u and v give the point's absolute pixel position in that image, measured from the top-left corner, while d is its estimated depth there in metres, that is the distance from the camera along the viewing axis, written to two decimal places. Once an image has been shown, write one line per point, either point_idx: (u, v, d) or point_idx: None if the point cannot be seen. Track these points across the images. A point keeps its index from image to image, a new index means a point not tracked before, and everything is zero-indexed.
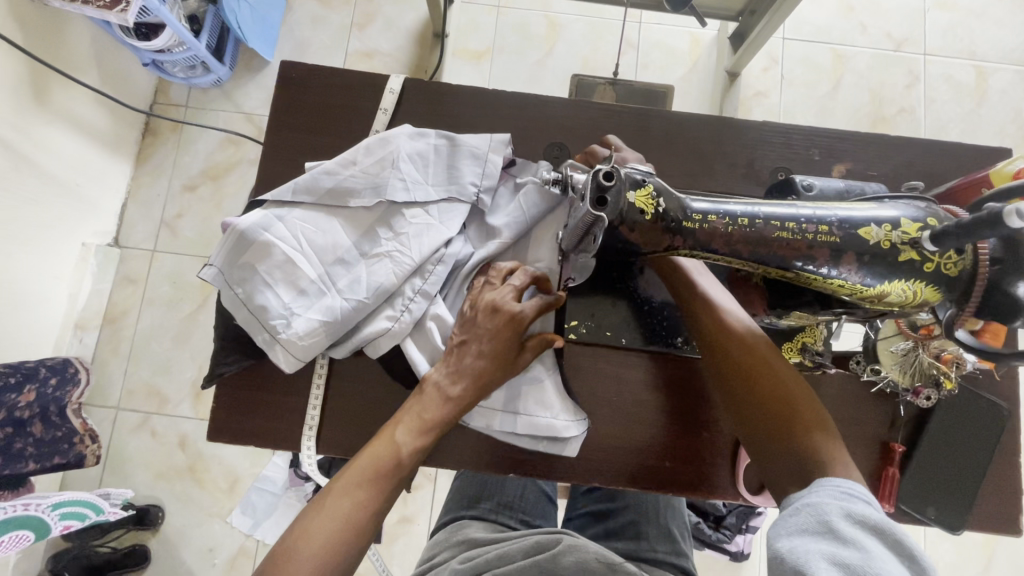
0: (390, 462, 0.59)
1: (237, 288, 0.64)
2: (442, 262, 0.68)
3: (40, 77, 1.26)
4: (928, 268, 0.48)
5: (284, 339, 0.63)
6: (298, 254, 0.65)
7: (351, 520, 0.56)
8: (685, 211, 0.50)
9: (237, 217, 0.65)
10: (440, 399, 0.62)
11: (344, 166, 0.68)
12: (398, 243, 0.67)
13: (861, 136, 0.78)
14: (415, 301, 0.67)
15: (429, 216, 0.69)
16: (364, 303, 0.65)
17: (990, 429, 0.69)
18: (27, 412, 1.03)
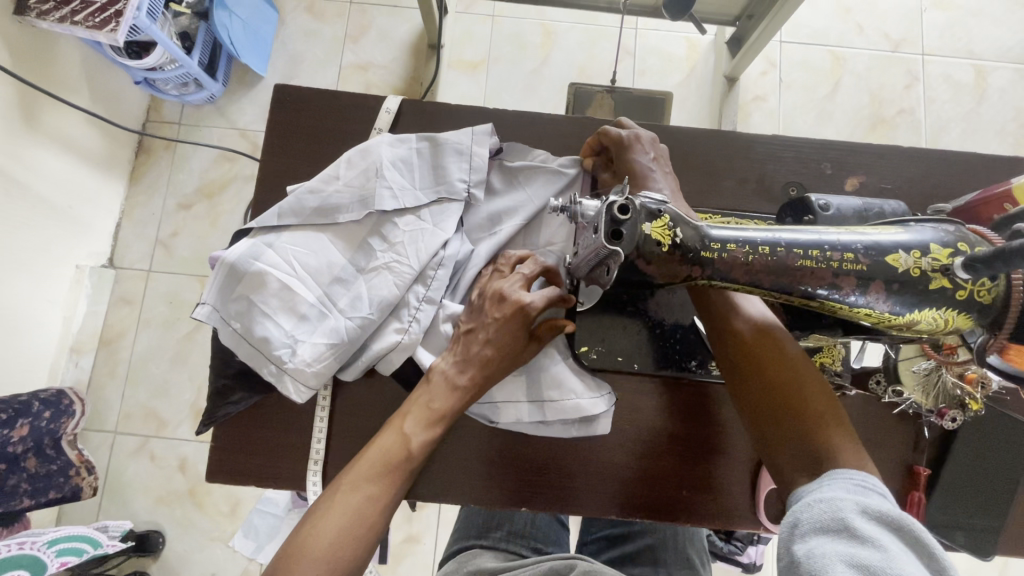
0: (401, 455, 0.57)
1: (235, 324, 0.61)
2: (442, 265, 0.65)
3: (29, 101, 1.24)
4: (961, 296, 0.46)
5: (291, 368, 0.60)
6: (292, 279, 0.62)
7: (364, 517, 0.54)
8: (703, 239, 0.47)
9: (225, 249, 0.62)
10: (447, 389, 0.60)
11: (326, 183, 0.65)
12: (395, 254, 0.64)
13: (873, 147, 0.76)
14: (422, 310, 0.64)
15: (423, 221, 0.66)
16: (369, 319, 0.62)
17: (1016, 449, 0.67)
18: (20, 448, 0.99)
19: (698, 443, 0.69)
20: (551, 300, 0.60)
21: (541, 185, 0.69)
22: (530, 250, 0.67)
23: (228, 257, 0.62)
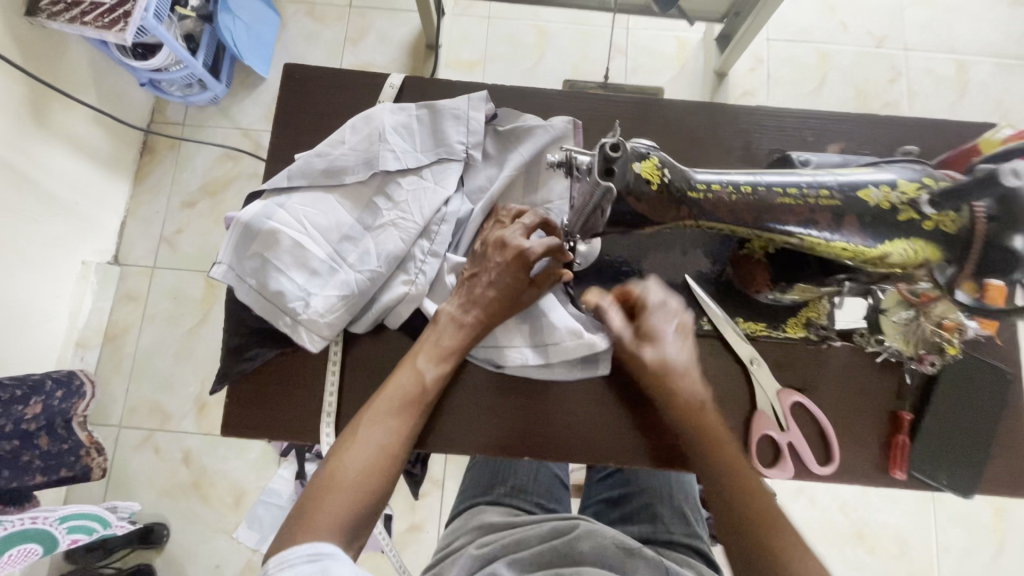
0: (417, 390, 0.62)
1: (251, 280, 0.64)
2: (445, 221, 0.69)
3: (41, 99, 1.27)
4: (925, 227, 0.50)
5: (306, 319, 0.64)
6: (303, 236, 0.65)
7: (388, 447, 0.58)
8: (689, 181, 0.51)
9: (238, 211, 0.66)
10: (454, 328, 0.65)
11: (332, 146, 0.69)
12: (400, 211, 0.68)
13: (852, 118, 0.80)
14: (428, 263, 0.68)
15: (426, 181, 0.70)
16: (377, 272, 0.66)
17: (995, 392, 0.70)
18: (33, 425, 1.02)
19: None
20: (550, 245, 0.64)
21: (530, 142, 0.72)
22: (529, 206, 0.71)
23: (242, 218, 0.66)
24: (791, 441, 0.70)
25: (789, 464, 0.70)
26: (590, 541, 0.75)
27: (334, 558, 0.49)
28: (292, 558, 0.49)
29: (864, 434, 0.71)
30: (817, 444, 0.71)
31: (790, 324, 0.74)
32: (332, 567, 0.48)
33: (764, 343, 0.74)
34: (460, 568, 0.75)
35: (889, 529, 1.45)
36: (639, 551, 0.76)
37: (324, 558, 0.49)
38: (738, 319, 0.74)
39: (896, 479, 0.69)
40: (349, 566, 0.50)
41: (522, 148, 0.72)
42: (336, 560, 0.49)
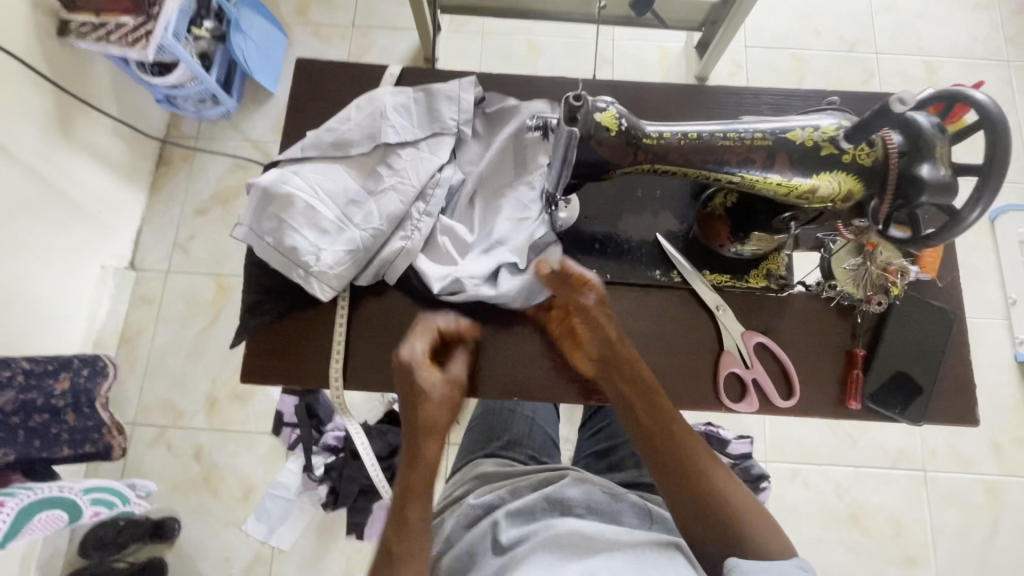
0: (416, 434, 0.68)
1: (269, 238, 0.73)
2: (439, 185, 0.78)
3: (68, 111, 1.35)
4: (845, 160, 0.59)
5: (318, 272, 0.73)
6: (313, 198, 0.74)
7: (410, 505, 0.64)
8: (644, 130, 0.61)
9: (258, 177, 0.75)
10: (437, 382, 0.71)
11: (340, 123, 0.79)
12: (398, 177, 0.77)
13: (806, 98, 0.89)
14: (423, 222, 0.77)
15: (422, 151, 0.79)
16: (380, 230, 0.75)
17: (940, 330, 0.77)
18: (62, 401, 1.10)
19: (664, 338, 0.80)
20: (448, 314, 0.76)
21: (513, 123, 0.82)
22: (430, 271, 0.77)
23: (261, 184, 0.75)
24: (755, 377, 0.78)
25: (754, 398, 0.77)
26: (579, 487, 0.82)
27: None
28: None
29: (822, 372, 0.78)
30: (780, 381, 0.79)
31: (752, 274, 0.81)
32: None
33: (730, 293, 0.81)
34: (458, 515, 0.83)
35: (886, 511, 1.47)
36: (625, 495, 0.83)
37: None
38: (704, 271, 0.81)
39: (851, 409, 0.76)
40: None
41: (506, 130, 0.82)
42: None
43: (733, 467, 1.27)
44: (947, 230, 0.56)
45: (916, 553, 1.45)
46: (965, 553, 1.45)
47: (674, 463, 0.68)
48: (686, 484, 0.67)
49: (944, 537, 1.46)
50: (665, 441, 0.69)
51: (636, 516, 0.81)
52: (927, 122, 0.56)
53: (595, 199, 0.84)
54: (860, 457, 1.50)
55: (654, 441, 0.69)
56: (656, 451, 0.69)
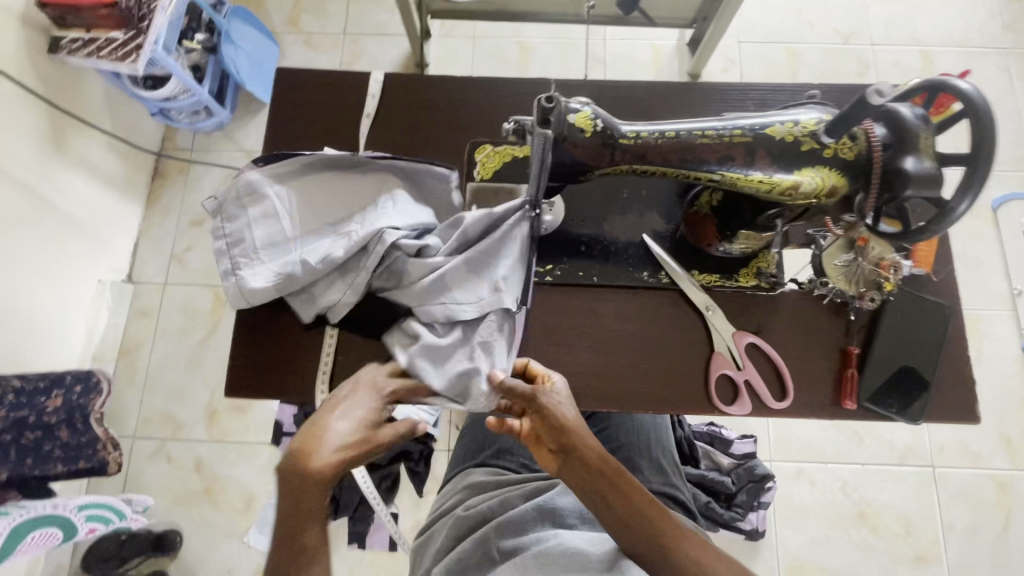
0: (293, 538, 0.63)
1: (226, 225, 0.76)
2: (381, 241, 0.72)
3: (60, 128, 1.33)
4: (827, 155, 0.58)
5: (242, 278, 0.74)
6: (281, 210, 0.76)
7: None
8: (620, 130, 0.60)
9: (255, 166, 0.77)
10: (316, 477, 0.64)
11: (345, 164, 0.79)
12: (357, 229, 0.74)
13: (802, 93, 0.87)
14: (358, 276, 0.74)
15: (387, 207, 0.76)
16: (315, 269, 0.73)
17: (935, 325, 0.75)
18: (54, 418, 1.09)
19: (652, 340, 0.79)
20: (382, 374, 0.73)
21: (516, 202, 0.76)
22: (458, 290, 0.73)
23: (255, 176, 0.77)
24: (747, 378, 0.76)
25: (746, 400, 0.76)
26: (570, 496, 0.81)
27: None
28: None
29: (815, 372, 0.77)
30: (773, 382, 0.77)
31: (743, 273, 0.80)
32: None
33: (719, 292, 0.80)
34: (448, 529, 0.81)
35: (895, 510, 1.44)
36: None
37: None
38: (693, 272, 0.80)
39: (847, 409, 0.74)
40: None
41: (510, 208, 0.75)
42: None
43: (738, 468, 1.30)
44: (937, 225, 0.55)
45: (927, 551, 1.42)
46: (978, 551, 1.41)
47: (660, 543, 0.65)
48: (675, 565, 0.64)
49: (954, 534, 1.42)
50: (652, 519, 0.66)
51: None
52: (911, 115, 0.55)
53: (580, 202, 0.82)
54: (866, 455, 1.47)
55: (642, 519, 0.66)
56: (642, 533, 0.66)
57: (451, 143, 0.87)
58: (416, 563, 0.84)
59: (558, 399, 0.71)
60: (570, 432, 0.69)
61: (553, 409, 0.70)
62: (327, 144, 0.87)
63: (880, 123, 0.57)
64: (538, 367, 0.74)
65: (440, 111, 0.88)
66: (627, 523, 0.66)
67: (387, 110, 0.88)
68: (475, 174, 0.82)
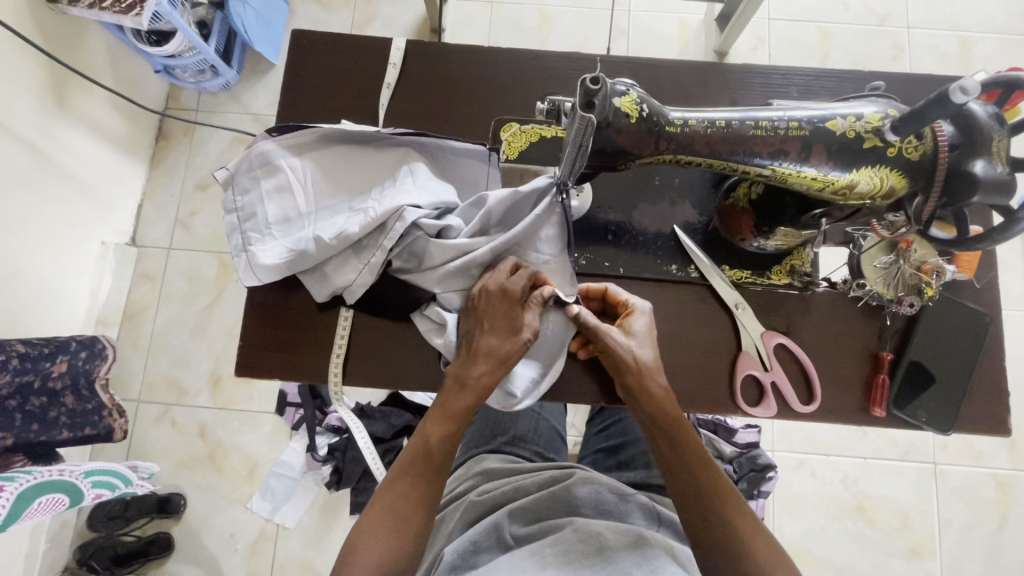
0: (422, 452, 0.66)
1: (238, 198, 0.73)
2: (401, 219, 0.69)
3: (62, 82, 1.27)
4: (890, 153, 0.55)
5: (253, 255, 0.71)
6: (296, 183, 0.72)
7: (401, 513, 0.63)
8: (667, 117, 0.57)
9: (268, 136, 0.73)
10: (460, 388, 0.67)
11: (365, 136, 0.75)
12: (376, 204, 0.71)
13: (866, 85, 0.82)
14: (374, 255, 0.70)
15: (407, 183, 0.72)
16: (328, 246, 0.69)
17: (975, 334, 0.73)
18: (59, 383, 1.09)
19: (677, 335, 0.76)
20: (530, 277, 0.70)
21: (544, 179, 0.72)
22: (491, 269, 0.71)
23: (268, 146, 0.73)
24: (775, 380, 0.74)
25: (772, 402, 0.74)
26: (588, 486, 0.80)
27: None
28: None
29: (845, 376, 0.74)
30: (800, 384, 0.75)
31: (775, 271, 0.76)
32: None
33: (749, 290, 0.77)
34: (460, 512, 0.80)
35: (893, 504, 1.41)
36: (632, 495, 0.81)
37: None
38: (724, 267, 0.77)
39: (877, 417, 0.72)
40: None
41: (540, 184, 0.71)
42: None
43: (741, 457, 1.24)
44: (993, 237, 0.52)
45: (922, 545, 1.40)
46: (972, 547, 1.40)
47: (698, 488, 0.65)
48: (720, 531, 0.63)
49: (951, 531, 1.41)
50: (696, 464, 0.66)
51: (644, 519, 0.78)
52: (983, 113, 0.52)
53: (609, 187, 0.78)
54: (869, 449, 1.43)
55: (687, 466, 0.66)
56: (685, 478, 0.66)
57: (477, 119, 0.82)
58: None
59: (632, 338, 0.69)
60: (639, 373, 0.68)
61: (620, 348, 0.68)
62: (344, 115, 0.82)
63: (949, 126, 0.53)
64: (623, 297, 0.72)
65: (463, 84, 0.83)
66: (674, 466, 0.66)
67: (408, 81, 0.83)
68: (500, 153, 0.78)
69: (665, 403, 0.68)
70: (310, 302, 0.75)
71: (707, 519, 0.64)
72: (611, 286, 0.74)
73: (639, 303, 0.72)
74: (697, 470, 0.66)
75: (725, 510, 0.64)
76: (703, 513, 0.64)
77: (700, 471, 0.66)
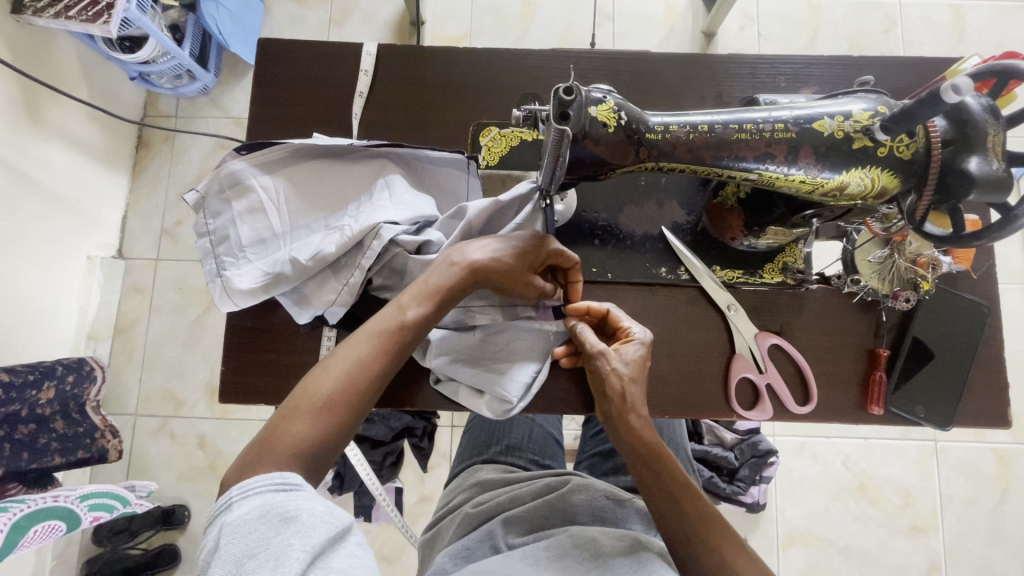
0: (396, 326, 0.61)
1: (209, 221, 0.70)
2: (379, 237, 0.66)
3: (34, 96, 1.23)
4: (881, 153, 0.53)
5: (228, 280, 0.69)
6: (269, 203, 0.69)
7: (356, 380, 0.59)
8: (647, 123, 0.55)
9: (236, 153, 0.70)
10: (447, 267, 0.63)
11: (339, 149, 0.72)
12: (353, 220, 0.68)
13: (857, 75, 0.79)
14: (353, 276, 0.68)
15: (384, 198, 0.69)
16: (305, 267, 0.67)
17: (972, 327, 0.71)
18: (48, 409, 1.08)
19: (669, 340, 0.74)
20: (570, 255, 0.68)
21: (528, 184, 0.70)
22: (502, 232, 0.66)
23: (238, 164, 0.70)
24: (770, 382, 0.72)
25: (767, 405, 0.72)
26: (584, 493, 0.78)
27: (297, 492, 0.51)
28: (257, 486, 0.51)
29: (840, 374, 0.73)
30: (795, 385, 0.73)
31: (767, 270, 0.74)
32: (291, 504, 0.50)
33: (741, 290, 0.75)
34: (456, 524, 0.79)
35: (895, 482, 1.41)
36: (630, 500, 0.79)
37: (285, 491, 0.51)
38: (715, 267, 0.75)
39: (874, 415, 0.71)
40: (319, 500, 0.52)
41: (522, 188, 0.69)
42: (303, 494, 0.51)
43: (741, 443, 1.23)
44: (978, 237, 0.51)
45: (923, 522, 1.40)
46: (974, 522, 1.40)
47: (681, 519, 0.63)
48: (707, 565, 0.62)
49: (952, 506, 1.41)
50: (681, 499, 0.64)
51: (641, 524, 0.77)
52: (978, 106, 0.50)
53: (593, 189, 0.76)
54: (869, 430, 1.42)
55: (672, 496, 0.65)
56: (665, 503, 0.65)
57: (454, 126, 0.80)
58: (424, 558, 0.82)
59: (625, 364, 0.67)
60: (622, 404, 0.66)
61: (613, 373, 0.67)
62: (318, 128, 0.79)
63: (942, 123, 0.51)
64: (623, 321, 0.70)
65: (438, 90, 0.80)
66: (654, 492, 0.65)
67: (383, 89, 0.80)
68: (481, 159, 0.77)
69: (645, 434, 0.67)
70: (293, 320, 0.73)
71: (690, 544, 0.63)
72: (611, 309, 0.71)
73: (638, 332, 0.70)
74: (682, 500, 0.64)
75: (712, 541, 0.62)
76: (685, 542, 0.63)
77: (686, 505, 0.64)
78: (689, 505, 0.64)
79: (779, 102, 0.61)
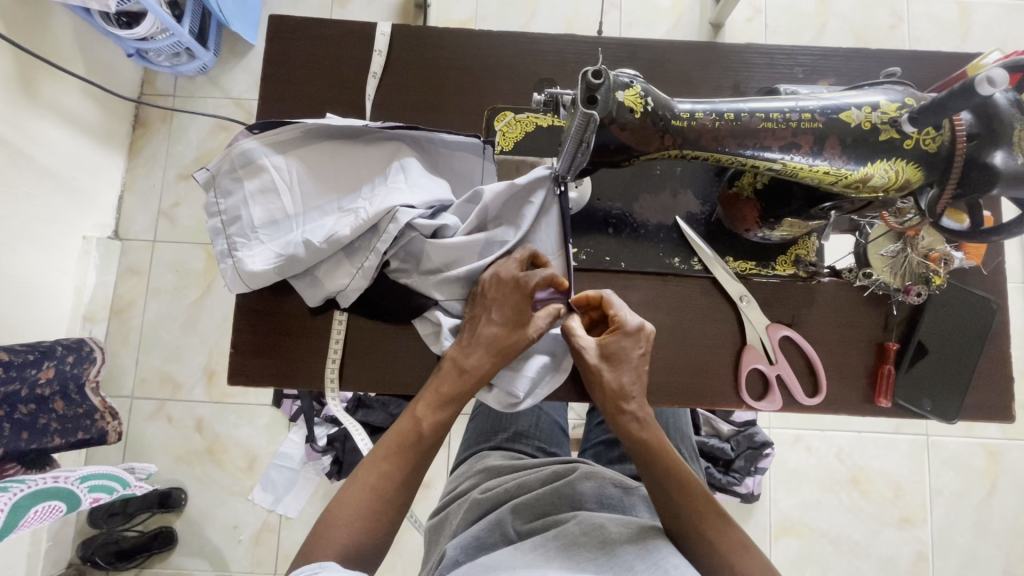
0: (413, 435, 0.66)
1: (220, 201, 0.69)
2: (395, 221, 0.65)
3: (29, 71, 1.20)
4: (906, 146, 0.53)
5: (238, 260, 0.67)
6: (281, 184, 0.69)
7: (383, 491, 0.63)
8: (673, 110, 0.55)
9: (249, 131, 0.69)
10: (457, 373, 0.66)
11: (353, 130, 0.71)
12: (368, 203, 0.67)
13: (874, 69, 0.79)
14: (368, 259, 0.67)
15: (399, 181, 0.69)
16: (318, 249, 0.66)
17: (979, 323, 0.72)
18: (48, 389, 1.07)
19: (681, 331, 0.74)
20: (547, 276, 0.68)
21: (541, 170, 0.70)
22: (488, 294, 0.67)
23: (251, 143, 0.69)
24: (780, 373, 0.73)
25: (777, 396, 0.73)
26: (591, 481, 0.78)
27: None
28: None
29: (849, 366, 0.74)
30: (805, 377, 0.74)
31: (779, 261, 0.75)
32: None
33: (753, 282, 0.75)
34: (463, 510, 0.79)
35: (886, 475, 1.43)
36: (637, 487, 0.80)
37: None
38: (728, 258, 0.75)
39: (881, 408, 0.72)
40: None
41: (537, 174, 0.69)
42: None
43: (737, 435, 1.24)
44: (998, 231, 0.51)
45: (913, 514, 1.43)
46: (961, 515, 1.43)
47: (677, 506, 0.67)
48: (711, 555, 0.65)
49: (942, 499, 1.43)
50: (672, 486, 0.67)
51: (648, 512, 0.78)
52: (1005, 100, 0.50)
53: (609, 177, 0.75)
54: (864, 423, 1.44)
55: (669, 485, 0.67)
56: (666, 497, 0.67)
57: (469, 110, 0.79)
58: (431, 543, 0.82)
59: (617, 356, 0.68)
60: (618, 396, 0.68)
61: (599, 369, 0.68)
62: (329, 110, 0.78)
63: (968, 117, 0.51)
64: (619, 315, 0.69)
65: (452, 74, 0.79)
66: (657, 486, 0.68)
67: (398, 71, 0.79)
68: (496, 144, 0.76)
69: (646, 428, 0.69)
70: (302, 305, 0.73)
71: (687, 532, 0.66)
72: (607, 295, 0.71)
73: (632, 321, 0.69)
74: (684, 493, 0.67)
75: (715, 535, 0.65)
76: (688, 530, 0.66)
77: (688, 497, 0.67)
78: (688, 493, 0.67)
79: (804, 92, 0.61)
